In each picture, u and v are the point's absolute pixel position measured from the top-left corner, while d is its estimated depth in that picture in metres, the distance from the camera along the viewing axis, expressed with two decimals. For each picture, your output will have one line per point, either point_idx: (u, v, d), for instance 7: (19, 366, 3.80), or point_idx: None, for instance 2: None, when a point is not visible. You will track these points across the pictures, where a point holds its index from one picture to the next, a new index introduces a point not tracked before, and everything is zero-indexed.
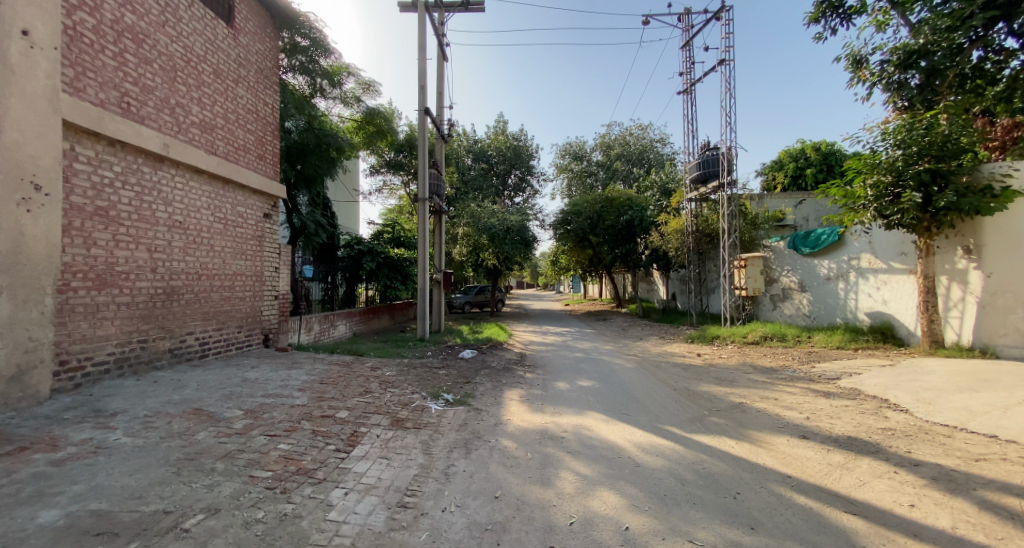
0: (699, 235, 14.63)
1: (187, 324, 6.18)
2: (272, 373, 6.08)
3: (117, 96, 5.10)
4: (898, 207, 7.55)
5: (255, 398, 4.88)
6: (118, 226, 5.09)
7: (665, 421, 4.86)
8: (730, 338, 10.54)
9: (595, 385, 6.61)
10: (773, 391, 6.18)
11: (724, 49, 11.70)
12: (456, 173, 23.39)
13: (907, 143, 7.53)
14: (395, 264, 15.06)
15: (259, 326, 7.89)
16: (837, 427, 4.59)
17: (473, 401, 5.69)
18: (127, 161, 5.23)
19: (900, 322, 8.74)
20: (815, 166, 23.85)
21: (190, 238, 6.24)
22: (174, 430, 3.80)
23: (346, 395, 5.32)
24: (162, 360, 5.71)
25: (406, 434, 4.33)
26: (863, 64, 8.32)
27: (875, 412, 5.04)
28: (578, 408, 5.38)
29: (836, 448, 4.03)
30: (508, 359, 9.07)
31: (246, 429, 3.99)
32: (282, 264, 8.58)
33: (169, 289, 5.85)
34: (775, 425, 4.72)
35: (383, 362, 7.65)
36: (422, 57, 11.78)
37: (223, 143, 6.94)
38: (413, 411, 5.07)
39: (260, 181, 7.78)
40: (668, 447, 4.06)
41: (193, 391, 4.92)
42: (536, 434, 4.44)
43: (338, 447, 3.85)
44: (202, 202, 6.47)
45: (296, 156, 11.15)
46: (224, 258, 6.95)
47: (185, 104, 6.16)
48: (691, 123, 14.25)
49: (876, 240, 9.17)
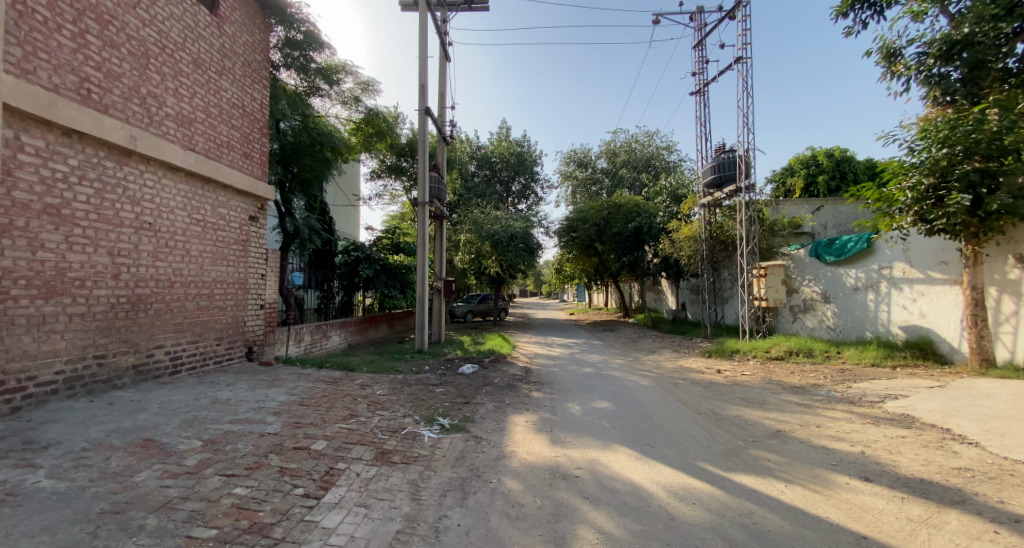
0: (713, 242, 13.94)
1: (156, 337, 5.56)
2: (247, 393, 5.42)
3: (75, 81, 4.53)
4: (943, 210, 6.86)
5: (220, 425, 4.20)
6: (72, 227, 4.49)
7: (696, 455, 4.17)
8: (750, 353, 9.81)
9: (610, 408, 5.91)
10: (811, 416, 5.47)
11: (741, 47, 11.11)
12: (458, 179, 22.97)
13: (953, 141, 6.75)
14: (394, 272, 14.55)
15: (241, 338, 7.26)
16: (902, 466, 3.88)
17: (472, 427, 5.00)
18: (85, 153, 4.64)
19: (941, 337, 8.05)
20: (828, 172, 23.18)
21: (161, 241, 5.63)
22: (111, 470, 3.14)
23: (327, 421, 4.66)
24: (124, 377, 5.09)
25: (391, 472, 3.65)
26: (898, 57, 7.92)
27: (940, 446, 4.31)
28: (594, 437, 4.68)
29: (912, 497, 3.31)
30: (512, 374, 8.40)
31: (199, 467, 3.31)
32: (269, 270, 7.97)
33: (135, 298, 5.25)
34: (828, 462, 4.00)
35: (375, 379, 6.99)
36: (422, 54, 11.27)
37: (203, 138, 6.38)
38: (401, 441, 4.38)
39: (245, 181, 7.19)
40: (706, 493, 3.36)
41: (150, 416, 4.26)
42: (545, 473, 3.75)
43: (306, 492, 3.16)
44: (177, 201, 5.90)
45: (290, 156, 10.62)
46: (201, 264, 6.34)
47: (158, 94, 5.61)
48: (704, 125, 13.72)
49: (912, 247, 8.47)
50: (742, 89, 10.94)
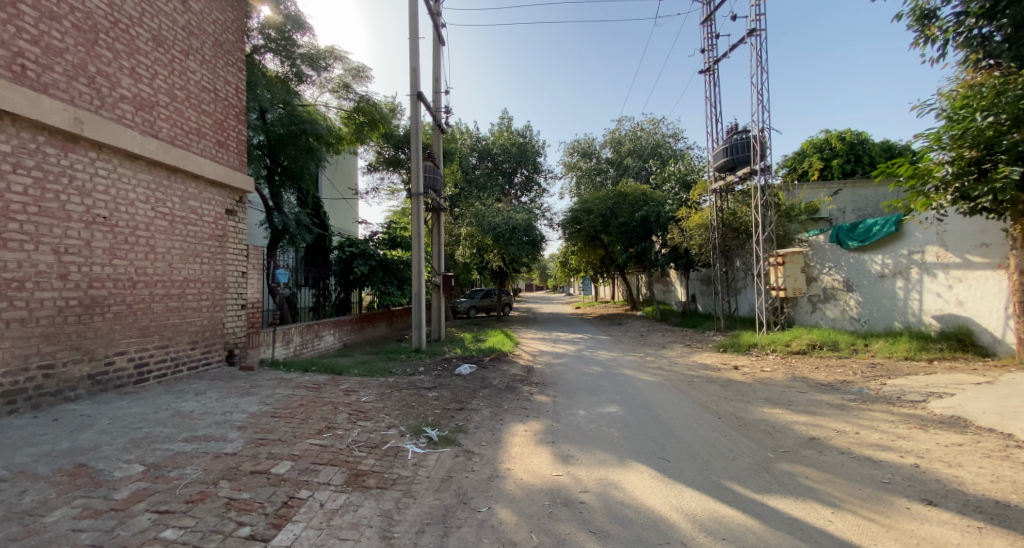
0: (725, 230, 13.21)
1: (116, 343, 5.05)
2: (216, 403, 4.91)
3: (5, 56, 3.99)
4: (988, 185, 6.09)
5: (172, 444, 3.69)
6: (4, 221, 3.97)
7: (721, 472, 3.57)
8: (769, 347, 9.16)
9: (620, 413, 5.33)
10: (848, 420, 4.82)
11: (754, 18, 10.34)
12: (459, 171, 22.33)
13: (999, 109, 5.97)
14: (390, 267, 13.95)
15: (220, 341, 6.76)
16: (968, 483, 3.20)
17: (464, 439, 4.45)
18: (19, 138, 4.11)
19: (981, 327, 7.38)
20: (843, 156, 22.23)
21: (119, 237, 5.11)
22: (21, 507, 2.61)
23: (299, 435, 4.13)
24: (78, 389, 4.60)
25: (363, 501, 3.09)
26: (933, 19, 7.14)
27: (1006, 456, 3.62)
28: (602, 451, 4.10)
29: (992, 526, 2.63)
30: (513, 374, 7.84)
31: (128, 502, 2.78)
32: (251, 268, 7.45)
33: (88, 301, 4.73)
34: (878, 479, 3.35)
35: (362, 384, 6.44)
36: (414, 36, 10.62)
37: (168, 124, 5.84)
38: (380, 459, 3.82)
39: (219, 171, 6.65)
40: (739, 525, 2.77)
41: (93, 435, 3.74)
42: (545, 499, 3.17)
43: (253, 532, 2.60)
44: (137, 193, 5.38)
45: (274, 148, 10.01)
46: (169, 261, 5.82)
47: (111, 74, 5.07)
48: (714, 105, 12.97)
49: (948, 229, 7.75)
50: (756, 64, 10.21)
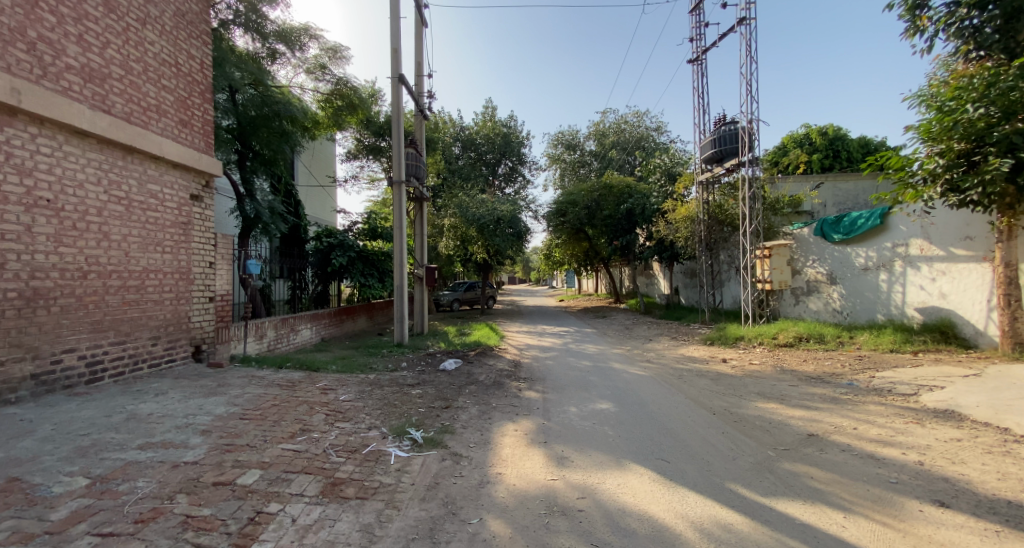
0: (711, 222, 13.18)
1: (65, 339, 4.58)
2: (178, 404, 4.50)
3: None
4: (980, 176, 6.09)
5: (125, 453, 3.30)
6: None
7: (724, 474, 3.40)
8: (756, 339, 9.15)
9: (613, 410, 5.13)
10: (844, 414, 4.73)
11: (744, 7, 10.18)
12: (442, 160, 21.82)
13: (990, 100, 6.00)
14: (370, 259, 13.45)
15: (184, 336, 6.28)
16: (977, 482, 3.09)
17: (450, 440, 4.18)
18: None
19: (964, 320, 7.48)
20: (821, 151, 22.57)
21: (65, 222, 4.61)
22: None
23: (271, 439, 3.79)
24: (20, 390, 4.14)
25: (340, 515, 2.79)
26: (924, 9, 7.09)
27: (1008, 451, 3.55)
28: (597, 451, 3.90)
29: (1011, 530, 2.49)
30: (500, 369, 7.59)
31: (66, 523, 2.41)
32: (220, 258, 6.95)
33: (29, 293, 4.24)
34: (884, 479, 3.22)
35: (341, 381, 6.08)
36: (395, 15, 10.12)
37: (123, 99, 5.31)
38: (360, 465, 3.51)
39: (182, 152, 6.14)
40: (748, 533, 2.58)
41: (33, 444, 3.32)
42: (540, 507, 2.94)
43: None
44: (88, 175, 4.87)
45: (246, 130, 9.46)
46: (126, 250, 5.32)
47: (54, 39, 4.53)
48: (702, 96, 12.87)
49: (932, 222, 7.81)
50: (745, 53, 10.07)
